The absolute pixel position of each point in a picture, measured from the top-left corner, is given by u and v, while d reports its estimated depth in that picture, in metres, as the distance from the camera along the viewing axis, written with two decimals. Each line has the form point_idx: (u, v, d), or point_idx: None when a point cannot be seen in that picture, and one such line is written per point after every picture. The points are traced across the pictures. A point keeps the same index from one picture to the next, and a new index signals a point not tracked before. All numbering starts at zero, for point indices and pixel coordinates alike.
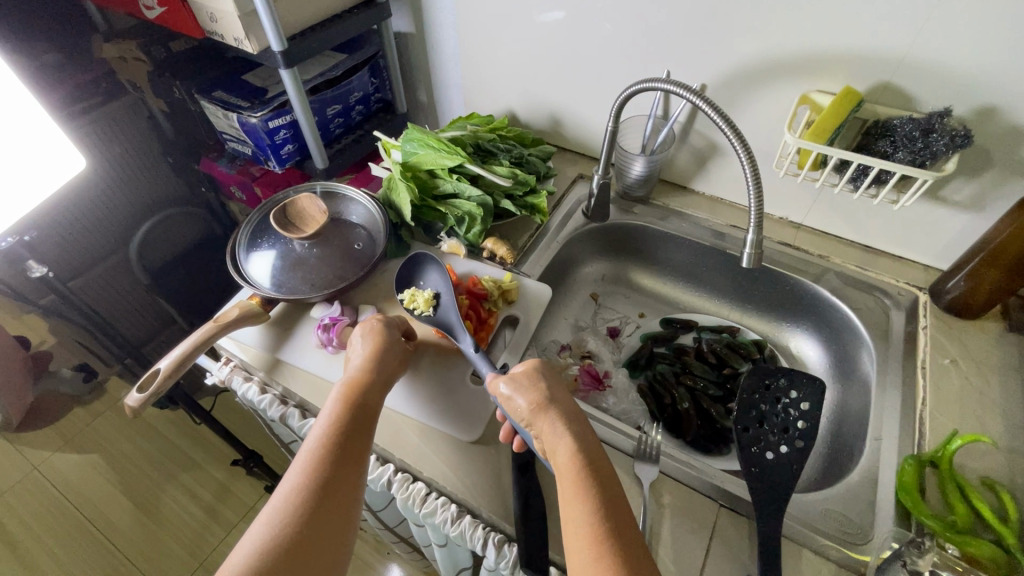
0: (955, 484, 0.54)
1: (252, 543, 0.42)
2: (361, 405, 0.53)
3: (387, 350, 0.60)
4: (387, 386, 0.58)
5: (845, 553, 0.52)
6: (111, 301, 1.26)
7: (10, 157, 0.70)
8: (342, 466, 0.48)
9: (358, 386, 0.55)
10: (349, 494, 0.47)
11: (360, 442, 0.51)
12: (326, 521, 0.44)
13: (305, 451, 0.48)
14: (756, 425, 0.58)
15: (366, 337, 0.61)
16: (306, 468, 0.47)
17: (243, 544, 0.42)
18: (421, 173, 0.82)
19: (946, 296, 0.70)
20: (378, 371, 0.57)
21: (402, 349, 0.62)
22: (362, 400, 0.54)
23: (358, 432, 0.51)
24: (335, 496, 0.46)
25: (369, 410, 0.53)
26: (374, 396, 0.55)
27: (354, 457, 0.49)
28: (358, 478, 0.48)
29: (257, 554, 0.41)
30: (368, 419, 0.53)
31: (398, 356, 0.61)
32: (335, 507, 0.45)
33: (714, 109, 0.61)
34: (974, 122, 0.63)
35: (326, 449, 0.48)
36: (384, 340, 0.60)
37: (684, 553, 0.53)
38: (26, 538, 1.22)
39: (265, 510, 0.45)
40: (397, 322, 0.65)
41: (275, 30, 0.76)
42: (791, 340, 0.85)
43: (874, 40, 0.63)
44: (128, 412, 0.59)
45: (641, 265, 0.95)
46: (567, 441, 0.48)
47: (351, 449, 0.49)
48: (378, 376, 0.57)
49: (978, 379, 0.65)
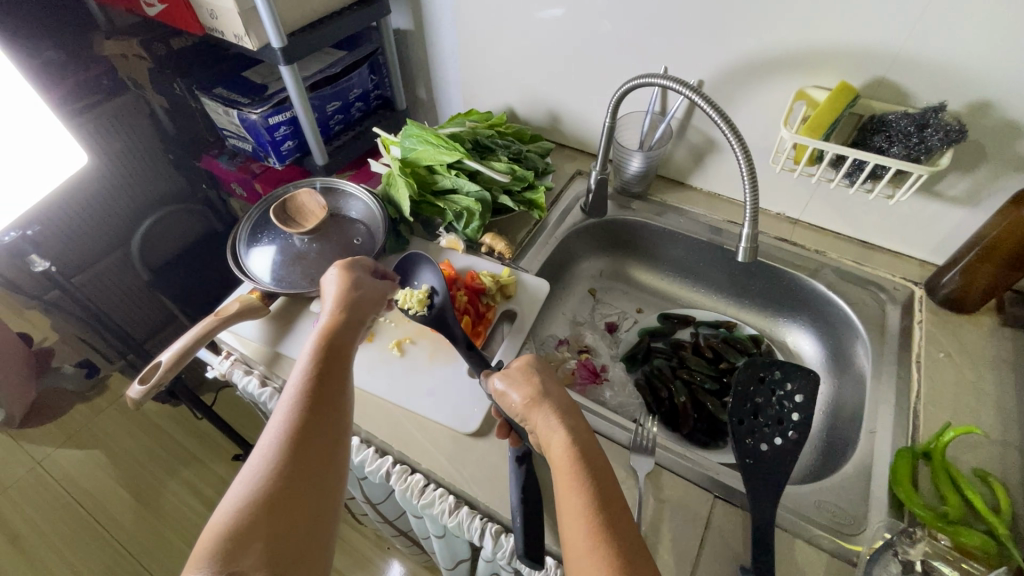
0: (948, 475, 0.55)
1: (240, 489, 0.41)
2: (334, 347, 0.53)
3: (357, 292, 0.59)
4: (360, 327, 0.57)
5: (838, 543, 0.53)
6: (113, 297, 1.27)
7: (11, 153, 0.71)
8: (321, 407, 0.47)
9: (330, 330, 0.54)
10: (332, 434, 0.46)
11: (338, 381, 0.50)
12: (310, 462, 0.44)
13: (283, 399, 0.48)
14: (751, 418, 0.58)
15: (334, 283, 0.60)
16: (287, 413, 0.46)
17: (231, 494, 0.41)
18: (420, 169, 0.83)
19: (942, 290, 0.70)
20: (349, 314, 0.57)
21: (372, 289, 0.61)
22: (334, 342, 0.53)
23: (334, 375, 0.50)
24: (319, 434, 0.46)
25: (343, 353, 0.53)
26: (348, 338, 0.55)
27: (332, 396, 0.49)
28: (341, 417, 0.48)
29: (247, 498, 0.40)
30: (344, 359, 0.53)
31: (369, 298, 0.60)
32: (318, 443, 0.45)
33: (711, 104, 0.62)
34: (968, 117, 0.63)
35: (304, 393, 0.48)
36: (352, 283, 0.60)
37: (679, 543, 0.54)
38: (30, 532, 1.23)
39: (249, 460, 0.44)
40: (361, 265, 0.64)
41: (275, 27, 0.77)
42: (787, 335, 0.86)
43: (870, 35, 0.63)
44: (131, 404, 0.60)
45: (639, 260, 0.95)
46: (560, 433, 0.49)
47: (329, 390, 0.49)
48: (350, 318, 0.56)
49: (973, 373, 0.65)
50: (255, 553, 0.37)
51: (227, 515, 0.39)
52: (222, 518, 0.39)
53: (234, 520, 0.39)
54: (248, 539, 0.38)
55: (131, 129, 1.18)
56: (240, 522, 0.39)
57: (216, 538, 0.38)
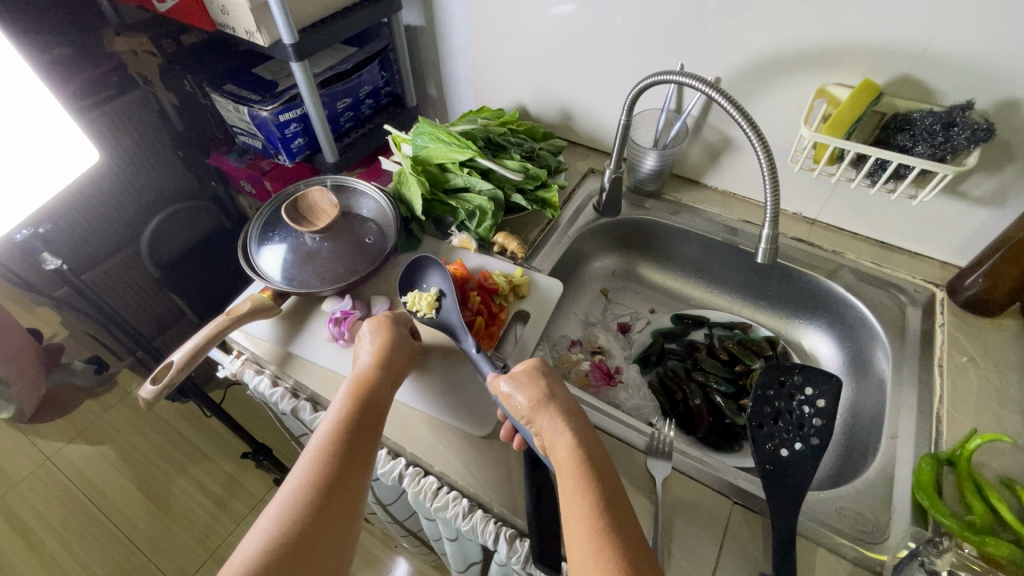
0: (973, 483, 0.53)
1: (260, 535, 0.42)
2: (370, 398, 0.53)
3: (397, 346, 0.60)
4: (395, 381, 0.57)
5: (860, 552, 0.52)
6: (121, 293, 1.27)
7: (22, 150, 0.70)
8: (349, 460, 0.47)
9: (367, 382, 0.54)
10: (355, 491, 0.46)
11: (369, 435, 0.50)
12: (334, 517, 0.44)
13: (314, 444, 0.48)
14: (771, 422, 0.57)
15: (376, 332, 0.61)
16: (316, 460, 0.47)
17: (252, 535, 0.42)
18: (431, 167, 0.82)
19: (965, 293, 0.69)
20: (386, 368, 0.57)
21: (410, 346, 0.61)
22: (371, 395, 0.53)
23: (366, 428, 0.50)
24: (342, 491, 0.45)
25: (378, 405, 0.53)
26: (383, 391, 0.55)
27: (364, 450, 0.49)
28: (366, 474, 0.48)
29: (266, 547, 0.41)
30: (377, 413, 0.52)
31: (406, 354, 0.60)
32: (343, 498, 0.45)
33: (730, 101, 0.60)
34: (995, 116, 0.62)
35: (335, 444, 0.48)
36: (394, 337, 0.60)
37: (696, 551, 0.53)
38: (40, 528, 1.24)
39: (274, 502, 0.45)
40: (405, 321, 0.65)
41: (286, 22, 0.76)
42: (803, 337, 0.85)
43: (894, 32, 0.62)
44: (142, 403, 0.59)
45: (652, 260, 0.94)
46: (566, 437, 0.48)
47: (360, 445, 0.49)
48: (387, 371, 0.57)
49: (996, 377, 0.64)
50: None
51: (245, 560, 0.40)
52: (239, 563, 0.40)
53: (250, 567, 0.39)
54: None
55: (140, 125, 1.18)
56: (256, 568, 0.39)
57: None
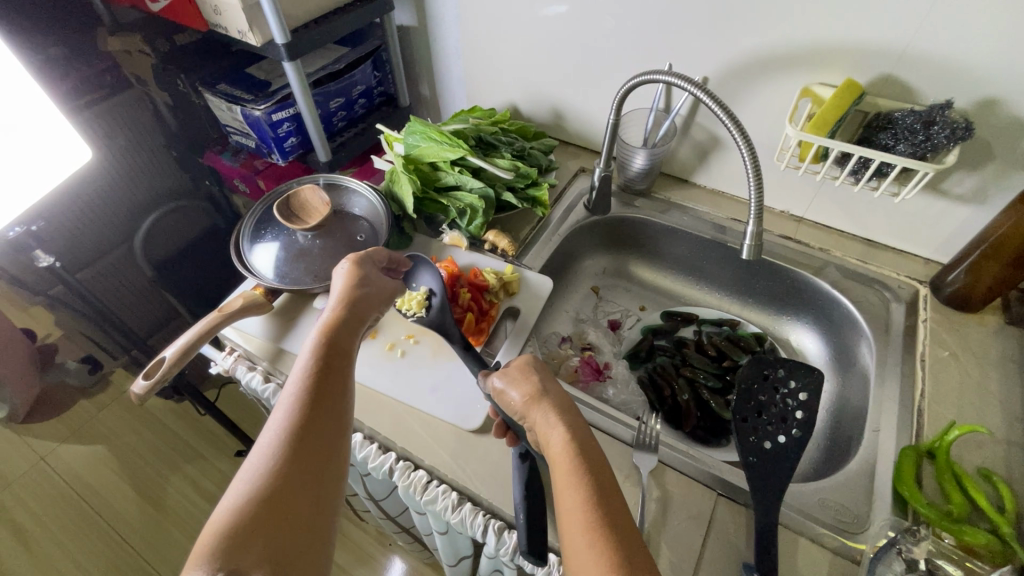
0: (952, 473, 0.54)
1: (238, 487, 0.41)
2: (335, 345, 0.53)
3: (360, 292, 0.60)
4: (361, 326, 0.58)
5: (842, 542, 0.53)
6: (116, 292, 1.27)
7: (14, 147, 0.70)
8: (321, 405, 0.47)
9: (332, 328, 0.55)
10: (333, 434, 0.46)
11: (338, 380, 0.50)
12: (313, 458, 0.44)
13: (284, 396, 0.48)
14: (755, 416, 0.58)
15: (338, 281, 0.61)
16: (288, 409, 0.46)
17: (232, 489, 0.41)
18: (423, 166, 0.83)
19: (948, 288, 0.70)
20: (350, 313, 0.57)
21: (377, 289, 0.62)
22: (336, 341, 0.54)
23: (334, 373, 0.51)
24: (318, 433, 0.45)
25: (343, 350, 0.53)
26: (349, 338, 0.55)
27: (333, 394, 0.49)
28: (341, 416, 0.48)
29: (244, 499, 0.40)
30: (345, 358, 0.53)
31: (372, 298, 0.61)
32: (319, 440, 0.45)
33: (715, 101, 0.61)
34: (975, 115, 0.63)
35: (305, 392, 0.48)
36: (358, 280, 0.61)
37: (681, 542, 0.54)
38: (34, 527, 1.24)
39: (249, 460, 0.44)
40: (367, 261, 0.65)
41: (279, 22, 0.77)
42: (791, 333, 0.86)
43: (875, 33, 0.63)
44: (134, 398, 0.60)
45: (642, 258, 0.95)
46: (559, 430, 0.48)
47: (330, 388, 0.49)
48: (352, 316, 0.57)
49: (977, 372, 0.65)
50: (256, 548, 0.37)
51: (224, 512, 0.39)
52: (219, 518, 0.39)
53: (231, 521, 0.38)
54: (246, 537, 0.37)
55: (134, 124, 1.18)
56: (237, 520, 0.38)
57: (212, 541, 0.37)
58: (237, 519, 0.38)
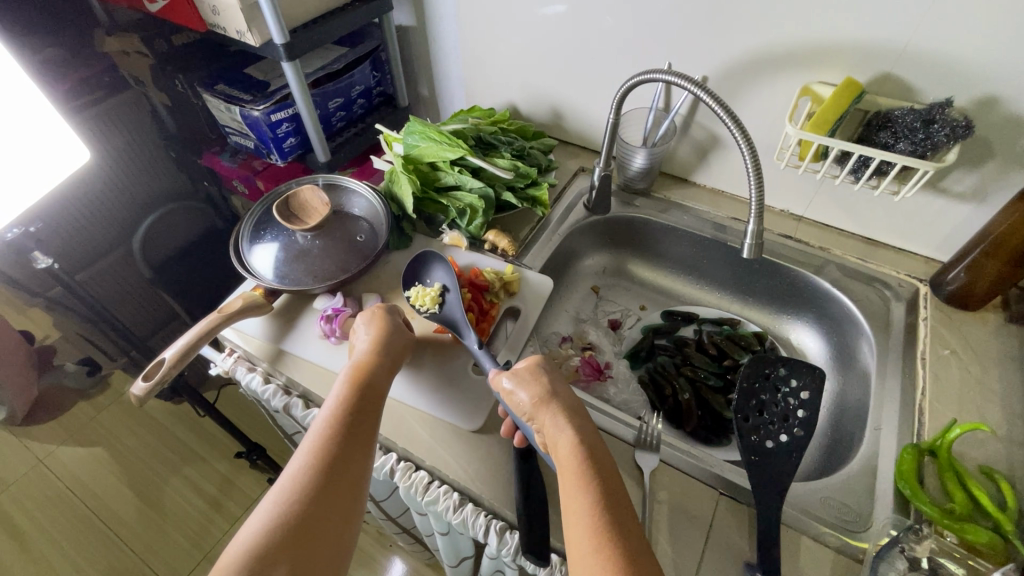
0: (953, 471, 0.54)
1: (257, 524, 0.42)
2: (367, 388, 0.53)
3: (392, 335, 0.60)
4: (393, 368, 0.58)
5: (843, 540, 0.53)
6: (114, 294, 1.26)
7: (12, 148, 0.70)
8: (347, 448, 0.47)
9: (365, 370, 0.55)
10: (357, 474, 0.47)
11: (366, 423, 0.50)
12: (334, 502, 0.44)
13: (313, 432, 0.48)
14: (756, 415, 0.58)
15: (372, 322, 0.61)
16: (314, 447, 0.47)
17: (250, 523, 0.42)
18: (423, 166, 0.83)
19: (948, 287, 0.70)
20: (382, 355, 0.57)
21: (405, 333, 0.62)
22: (368, 382, 0.54)
23: (364, 416, 0.51)
24: (342, 477, 0.46)
25: (375, 394, 0.53)
26: (381, 380, 0.55)
27: (362, 437, 0.49)
28: (366, 457, 0.48)
29: (266, 532, 0.41)
30: (376, 399, 0.53)
31: (403, 342, 0.61)
32: (343, 483, 0.45)
33: (716, 99, 0.61)
34: (974, 113, 0.63)
35: (333, 432, 0.48)
36: (391, 325, 0.61)
37: (683, 542, 0.54)
38: (32, 530, 1.23)
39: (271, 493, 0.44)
40: (399, 309, 0.65)
41: (278, 21, 0.76)
42: (791, 332, 0.86)
43: (875, 32, 0.63)
44: (133, 400, 0.60)
45: (642, 258, 0.95)
46: (568, 433, 0.48)
47: (360, 428, 0.49)
48: (384, 360, 0.57)
49: (978, 370, 0.65)
50: None
51: (243, 546, 0.40)
52: (237, 552, 0.40)
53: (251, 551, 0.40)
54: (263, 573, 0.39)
55: (132, 125, 1.18)
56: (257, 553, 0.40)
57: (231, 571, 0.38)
58: (254, 557, 0.39)
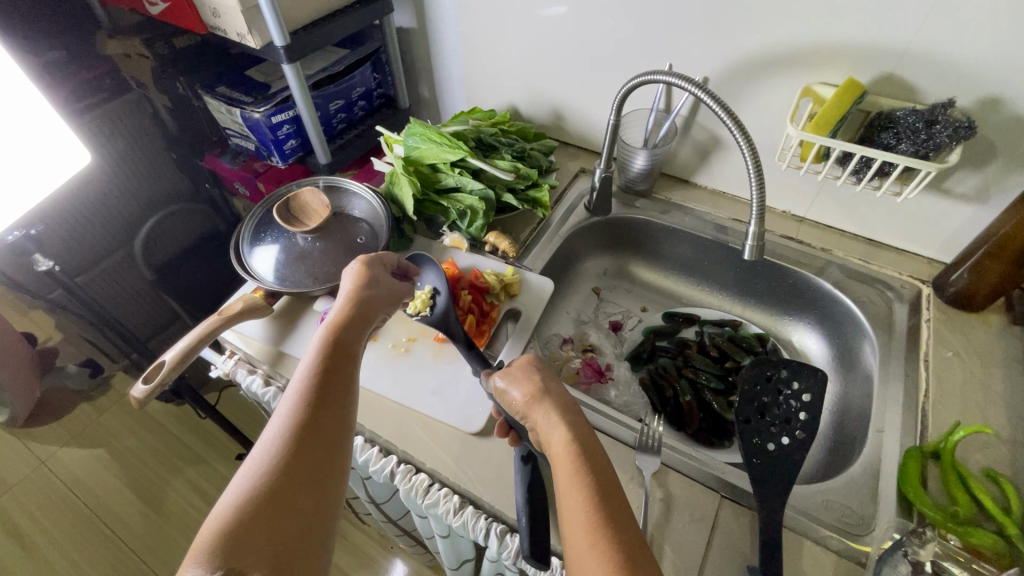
0: (957, 474, 0.54)
1: (242, 483, 0.41)
2: (342, 345, 0.53)
3: (367, 289, 0.59)
4: (368, 326, 0.57)
5: (846, 544, 0.52)
6: (115, 296, 1.27)
7: (12, 151, 0.70)
8: (325, 403, 0.47)
9: (336, 329, 0.53)
10: (336, 433, 0.46)
11: (343, 379, 0.50)
12: (317, 456, 0.44)
13: (290, 391, 0.48)
14: (758, 417, 0.58)
15: (347, 280, 0.60)
16: (294, 406, 0.46)
17: (234, 486, 0.41)
18: (423, 167, 0.83)
19: (951, 288, 0.70)
20: (358, 311, 0.57)
21: (383, 288, 0.61)
22: (340, 342, 0.53)
23: (340, 371, 0.50)
24: (323, 431, 0.45)
25: (350, 350, 0.53)
26: (354, 339, 0.54)
27: (339, 392, 0.48)
28: (345, 411, 0.48)
29: (247, 494, 0.40)
30: (351, 357, 0.52)
31: (376, 301, 0.60)
32: (324, 438, 0.45)
33: (717, 101, 0.61)
34: (978, 113, 0.62)
35: (310, 389, 0.47)
36: (365, 280, 0.60)
37: (685, 545, 0.53)
38: (34, 532, 1.23)
39: (252, 456, 0.43)
40: (381, 260, 0.65)
41: (278, 24, 0.76)
42: (793, 333, 0.85)
43: (878, 33, 0.63)
44: (134, 403, 0.60)
45: (644, 259, 0.95)
46: (561, 429, 0.48)
47: (335, 388, 0.49)
48: (359, 315, 0.56)
49: (982, 372, 0.64)
50: (258, 547, 0.37)
51: (227, 506, 0.39)
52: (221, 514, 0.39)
53: (234, 510, 0.39)
54: (250, 533, 0.37)
55: (134, 127, 1.18)
56: (240, 514, 0.38)
57: (215, 531, 0.37)
58: (238, 516, 0.38)
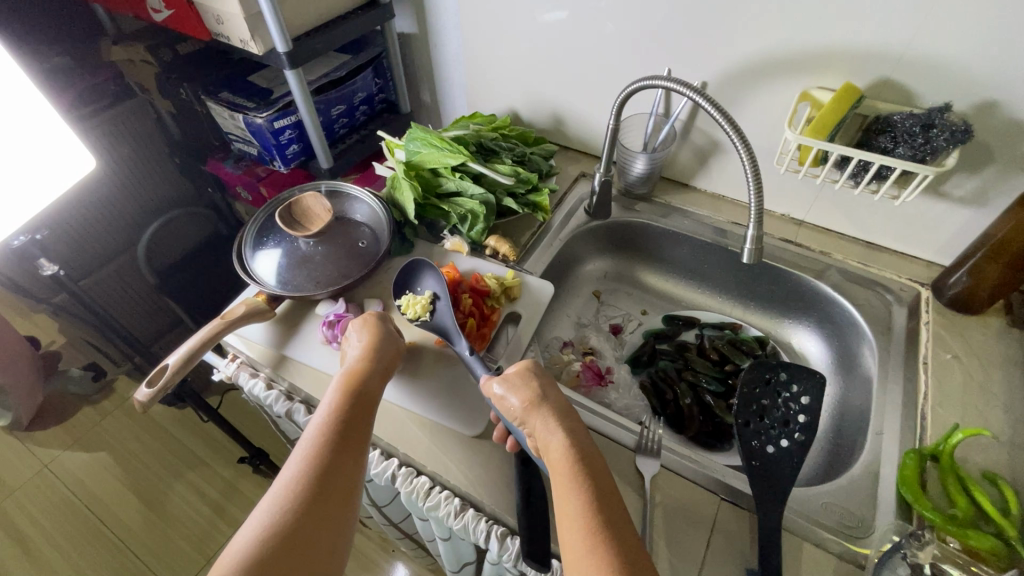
0: (956, 477, 0.54)
1: (253, 529, 0.42)
2: (360, 393, 0.54)
3: (383, 340, 0.61)
4: (384, 375, 0.58)
5: (846, 547, 0.53)
6: (118, 300, 1.27)
7: (17, 157, 0.71)
8: (339, 451, 0.48)
9: (355, 377, 0.55)
10: (350, 478, 0.47)
11: (359, 428, 0.51)
12: (327, 505, 0.45)
13: (307, 436, 0.49)
14: (756, 420, 0.58)
15: (364, 330, 0.62)
16: (309, 452, 0.47)
17: (246, 530, 0.43)
18: (424, 172, 0.83)
19: (950, 291, 0.70)
20: (375, 362, 0.58)
21: (396, 341, 0.62)
22: (359, 390, 0.54)
23: (357, 420, 0.51)
24: (336, 480, 0.46)
25: (368, 399, 0.54)
26: (372, 386, 0.55)
27: (354, 441, 0.50)
28: (359, 461, 0.49)
29: (258, 539, 0.41)
30: (369, 406, 0.53)
31: (392, 348, 0.61)
32: (337, 487, 0.46)
33: (716, 107, 0.61)
34: (974, 118, 0.63)
35: (327, 436, 0.49)
36: (382, 332, 0.62)
37: (685, 547, 0.53)
38: (36, 536, 1.24)
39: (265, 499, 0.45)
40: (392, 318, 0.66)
41: (280, 30, 0.77)
42: (793, 336, 0.86)
43: (874, 38, 0.63)
44: (137, 406, 0.60)
45: (645, 263, 0.95)
46: (559, 437, 0.48)
47: (352, 433, 0.50)
48: (376, 365, 0.58)
49: (981, 374, 0.65)
50: None
51: (238, 551, 0.41)
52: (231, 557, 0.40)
53: (245, 555, 0.40)
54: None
55: (137, 132, 1.19)
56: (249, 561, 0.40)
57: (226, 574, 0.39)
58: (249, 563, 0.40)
